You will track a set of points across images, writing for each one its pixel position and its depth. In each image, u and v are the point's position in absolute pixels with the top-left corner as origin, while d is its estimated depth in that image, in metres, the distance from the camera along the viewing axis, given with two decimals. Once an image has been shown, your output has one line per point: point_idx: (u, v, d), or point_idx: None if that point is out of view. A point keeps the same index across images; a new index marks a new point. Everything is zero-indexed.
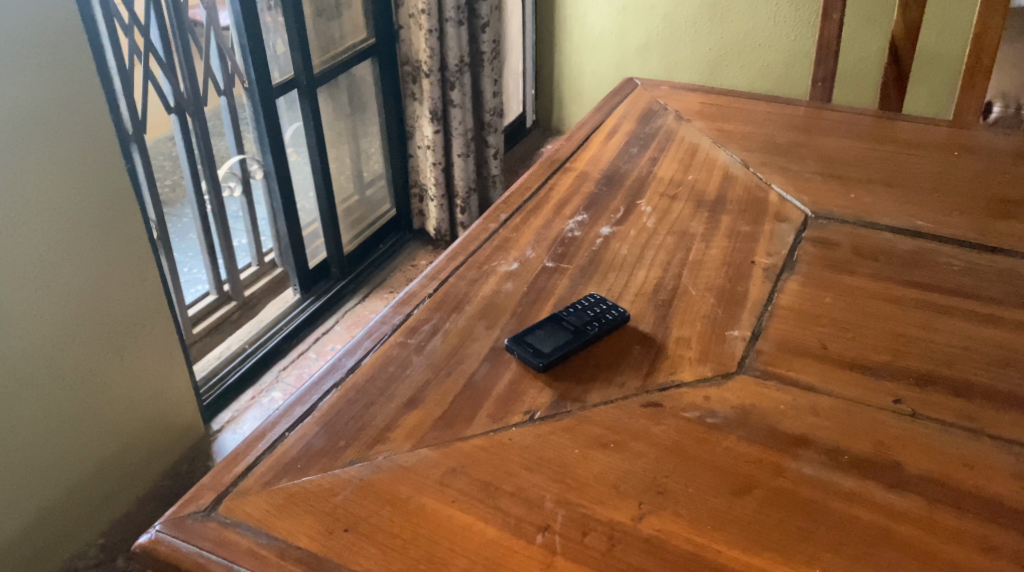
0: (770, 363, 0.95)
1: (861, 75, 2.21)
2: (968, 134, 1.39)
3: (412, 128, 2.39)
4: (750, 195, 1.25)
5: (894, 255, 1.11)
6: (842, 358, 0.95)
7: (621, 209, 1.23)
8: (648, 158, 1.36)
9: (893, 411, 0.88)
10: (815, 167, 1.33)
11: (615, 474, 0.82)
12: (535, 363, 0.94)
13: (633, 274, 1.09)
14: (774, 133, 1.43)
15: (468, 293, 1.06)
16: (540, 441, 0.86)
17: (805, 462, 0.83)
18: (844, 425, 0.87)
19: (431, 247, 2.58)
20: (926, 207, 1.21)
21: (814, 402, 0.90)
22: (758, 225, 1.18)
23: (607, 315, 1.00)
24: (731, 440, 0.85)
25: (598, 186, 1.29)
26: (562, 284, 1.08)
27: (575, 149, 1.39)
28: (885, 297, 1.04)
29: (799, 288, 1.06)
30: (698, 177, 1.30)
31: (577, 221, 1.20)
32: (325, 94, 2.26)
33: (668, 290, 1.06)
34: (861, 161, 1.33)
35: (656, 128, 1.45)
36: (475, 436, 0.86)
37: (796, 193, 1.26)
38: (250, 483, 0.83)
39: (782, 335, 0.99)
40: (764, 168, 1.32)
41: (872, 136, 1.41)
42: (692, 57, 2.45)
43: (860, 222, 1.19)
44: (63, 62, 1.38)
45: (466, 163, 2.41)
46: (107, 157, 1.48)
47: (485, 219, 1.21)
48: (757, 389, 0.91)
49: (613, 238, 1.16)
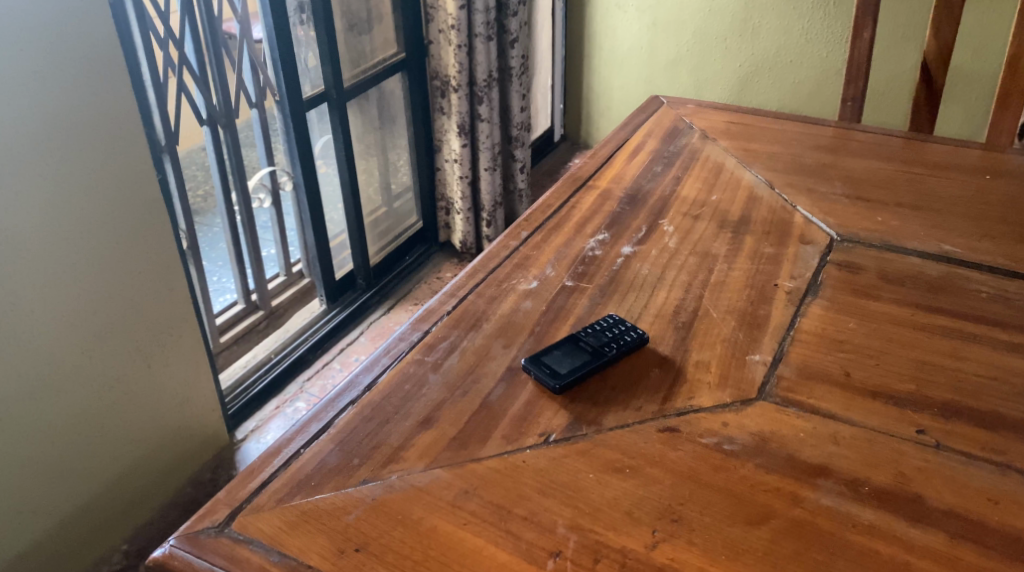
0: (791, 390, 0.93)
1: (894, 94, 2.19)
2: (1000, 157, 1.37)
3: (440, 142, 2.41)
4: (774, 216, 1.24)
5: (919, 280, 1.10)
6: (864, 386, 0.93)
7: (644, 227, 1.22)
8: (672, 176, 1.35)
9: (916, 441, 0.86)
10: (841, 188, 1.31)
11: (629, 500, 0.81)
12: (550, 384, 0.93)
13: (653, 294, 1.09)
14: (801, 154, 1.41)
15: (487, 310, 1.06)
16: (555, 464, 0.84)
17: (823, 493, 0.81)
18: (865, 456, 0.85)
19: (456, 260, 2.59)
20: (954, 231, 1.19)
21: (834, 430, 0.88)
22: (782, 247, 1.17)
23: (626, 336, 0.99)
24: (748, 468, 0.84)
25: (620, 204, 1.28)
26: (581, 303, 1.07)
27: (598, 167, 1.39)
28: (911, 324, 1.02)
29: (822, 313, 1.05)
30: (722, 197, 1.29)
31: (598, 240, 1.20)
32: (354, 107, 2.28)
33: (688, 311, 1.05)
34: (889, 183, 1.31)
35: (680, 146, 1.44)
36: (489, 457, 0.85)
37: (821, 214, 1.24)
38: (263, 499, 0.83)
39: (803, 360, 0.97)
40: (790, 189, 1.31)
41: (901, 157, 1.39)
42: (722, 74, 2.44)
43: (887, 246, 1.17)
44: (97, 70, 1.40)
45: (493, 177, 2.42)
46: (139, 165, 1.50)
47: (506, 236, 1.20)
48: (777, 416, 0.90)
49: (634, 257, 1.16)
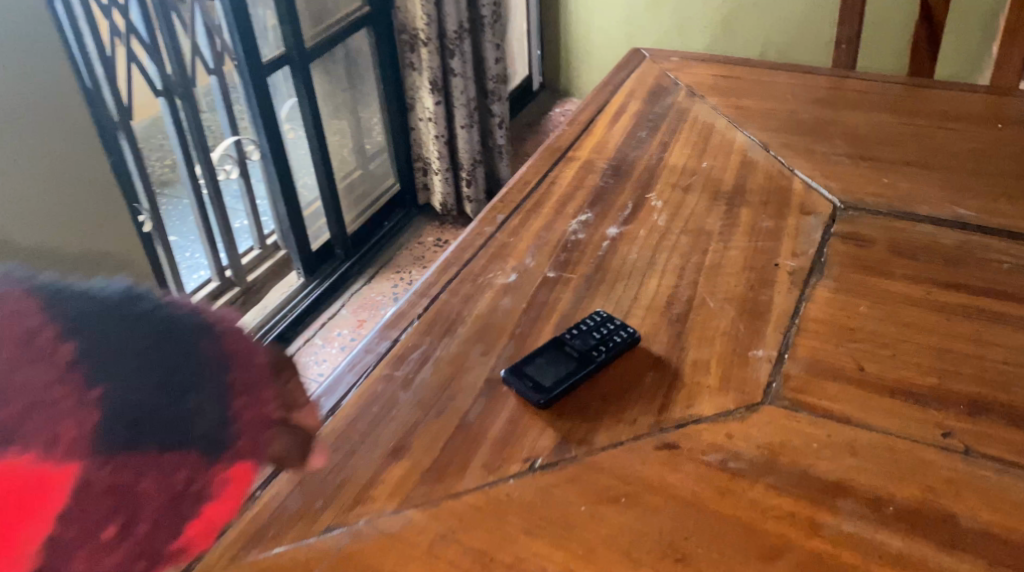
0: (800, 391, 0.84)
1: (887, 26, 2.06)
2: (1009, 102, 1.26)
3: (412, 99, 2.28)
4: (772, 183, 1.14)
5: (934, 251, 1.00)
6: (881, 383, 0.84)
7: (630, 204, 1.12)
8: (658, 142, 1.25)
9: (942, 446, 0.78)
10: (842, 147, 1.20)
11: (627, 537, 0.72)
12: (533, 399, 0.83)
13: (644, 283, 0.99)
14: (797, 109, 1.30)
15: (461, 312, 0.96)
16: (542, 495, 0.75)
17: (844, 517, 0.72)
18: (887, 467, 0.76)
19: (438, 223, 2.49)
20: (968, 191, 1.09)
21: (852, 439, 0.79)
22: (782, 219, 1.07)
23: (615, 337, 0.89)
24: (758, 490, 0.75)
25: (604, 177, 1.18)
26: (565, 297, 0.98)
27: (578, 135, 1.28)
28: (927, 304, 0.93)
29: (830, 296, 0.95)
30: (713, 163, 1.19)
31: (581, 221, 1.10)
32: (318, 69, 2.15)
33: (683, 302, 0.96)
34: (892, 138, 1.21)
35: (666, 106, 1.33)
36: (468, 491, 0.76)
37: (823, 178, 1.14)
38: (216, 556, 0.73)
39: (812, 355, 0.88)
40: (787, 150, 1.20)
41: (904, 107, 1.28)
42: (706, 13, 2.31)
43: (896, 212, 1.07)
44: (33, 50, 1.26)
45: (470, 134, 2.30)
46: (68, 105, 1.32)
47: (479, 222, 1.10)
48: (787, 424, 0.81)
49: (621, 240, 1.06)
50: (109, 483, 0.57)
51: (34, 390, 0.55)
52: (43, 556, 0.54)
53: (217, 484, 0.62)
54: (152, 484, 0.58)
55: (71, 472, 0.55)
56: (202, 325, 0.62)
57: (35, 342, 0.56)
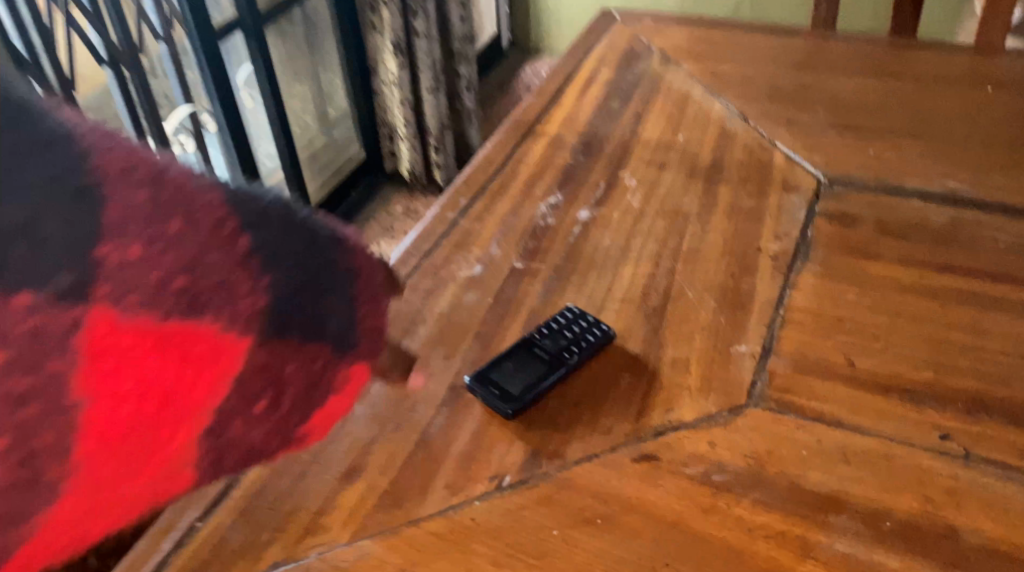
0: (787, 390, 0.79)
1: None
2: (997, 62, 1.19)
3: (375, 63, 2.18)
4: (752, 157, 1.07)
5: (924, 230, 0.94)
6: (872, 379, 0.79)
7: (602, 184, 1.05)
8: (631, 114, 1.17)
9: (940, 450, 0.72)
10: (825, 115, 1.13)
11: (603, 565, 0.66)
12: (500, 409, 0.77)
13: (618, 272, 0.92)
14: (776, 75, 1.23)
15: (422, 310, 0.89)
16: (510, 520, 0.69)
17: (837, 536, 0.67)
18: (883, 477, 0.71)
19: (407, 192, 2.39)
20: (959, 162, 1.03)
21: (843, 445, 0.73)
22: (763, 198, 1.00)
23: (587, 337, 0.83)
24: (743, 507, 0.69)
25: (574, 155, 1.11)
26: (533, 291, 0.91)
27: (546, 108, 1.20)
28: (919, 290, 0.87)
29: (815, 282, 0.89)
30: (689, 137, 1.12)
31: (549, 204, 1.03)
32: (274, 33, 2.05)
33: (660, 293, 0.89)
34: (877, 104, 1.14)
35: (638, 74, 1.26)
36: (429, 518, 0.70)
37: (805, 151, 1.07)
38: None
39: (798, 349, 0.82)
40: (767, 121, 1.13)
41: (889, 70, 1.21)
42: None
43: (883, 187, 1.00)
44: None
45: (437, 98, 2.20)
46: None
47: (441, 208, 1.03)
48: (773, 429, 0.75)
49: (592, 224, 0.99)
50: (261, 363, 0.51)
51: (220, 269, 0.47)
52: (213, 413, 0.51)
53: (338, 380, 0.56)
54: (307, 360, 0.53)
55: (246, 346, 0.50)
56: (336, 235, 0.55)
57: (220, 228, 0.47)
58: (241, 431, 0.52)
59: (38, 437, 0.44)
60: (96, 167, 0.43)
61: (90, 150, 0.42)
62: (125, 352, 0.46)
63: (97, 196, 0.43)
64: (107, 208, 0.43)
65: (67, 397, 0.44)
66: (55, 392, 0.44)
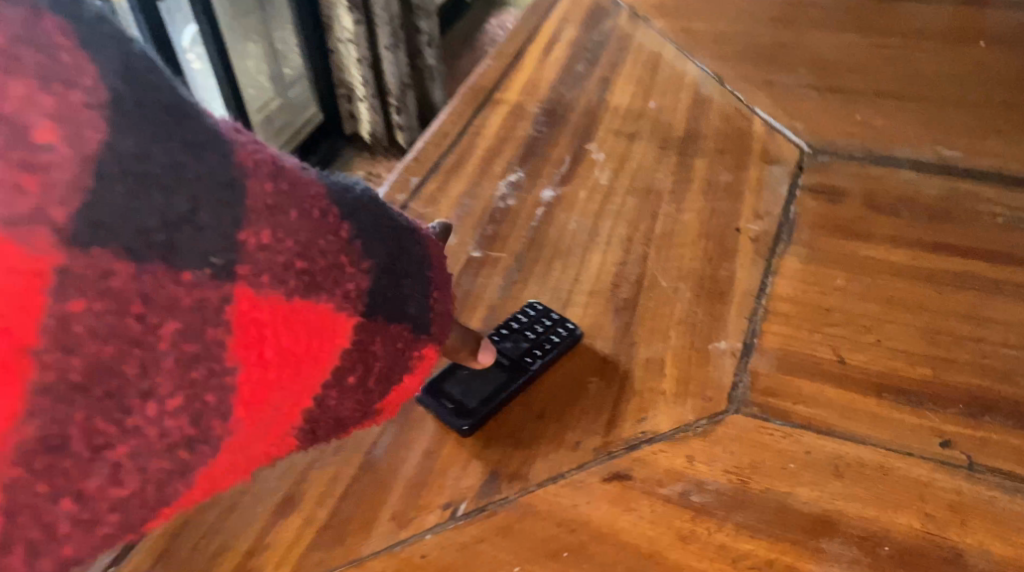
0: (772, 393, 0.71)
1: None
2: (988, 13, 1.11)
3: (327, 19, 2.01)
4: (729, 125, 0.98)
5: (917, 204, 0.86)
6: (866, 377, 0.72)
7: (568, 158, 0.96)
8: (598, 78, 1.08)
9: (941, 459, 0.66)
10: (807, 76, 1.05)
11: None
12: (455, 425, 0.69)
13: (585, 260, 0.84)
14: (754, 31, 1.14)
15: None
16: (465, 556, 0.62)
17: (829, 564, 0.61)
18: (878, 493, 0.64)
19: (369, 154, 2.26)
20: (951, 127, 0.95)
21: (835, 456, 0.66)
22: (742, 171, 0.92)
23: (551, 338, 0.75)
24: (725, 533, 0.62)
25: (536, 125, 1.01)
26: (492, 285, 0.83)
27: (505, 72, 1.11)
28: (914, 273, 0.80)
29: (800, 268, 0.81)
30: (662, 103, 1.03)
31: (510, 182, 0.94)
32: None
33: (631, 283, 0.81)
34: (863, 63, 1.05)
35: (605, 32, 1.16)
36: (372, 557, 0.63)
37: (786, 117, 0.99)
38: None
39: (783, 344, 0.75)
40: (745, 83, 1.04)
41: (875, 24, 1.12)
42: None
43: (872, 156, 0.92)
44: None
45: (396, 55, 2.06)
46: None
47: (390, 190, 0.94)
48: (758, 439, 0.68)
49: (557, 205, 0.90)
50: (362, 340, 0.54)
51: (330, 253, 0.52)
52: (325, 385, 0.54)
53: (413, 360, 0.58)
54: (393, 337, 0.56)
55: (351, 320, 0.54)
56: (412, 224, 0.59)
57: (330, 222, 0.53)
58: (337, 402, 0.55)
59: (203, 395, 0.48)
60: (238, 165, 0.49)
61: (240, 152, 0.50)
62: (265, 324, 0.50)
63: (243, 189, 0.49)
64: (245, 201, 0.49)
65: (223, 358, 0.49)
66: (212, 358, 0.48)
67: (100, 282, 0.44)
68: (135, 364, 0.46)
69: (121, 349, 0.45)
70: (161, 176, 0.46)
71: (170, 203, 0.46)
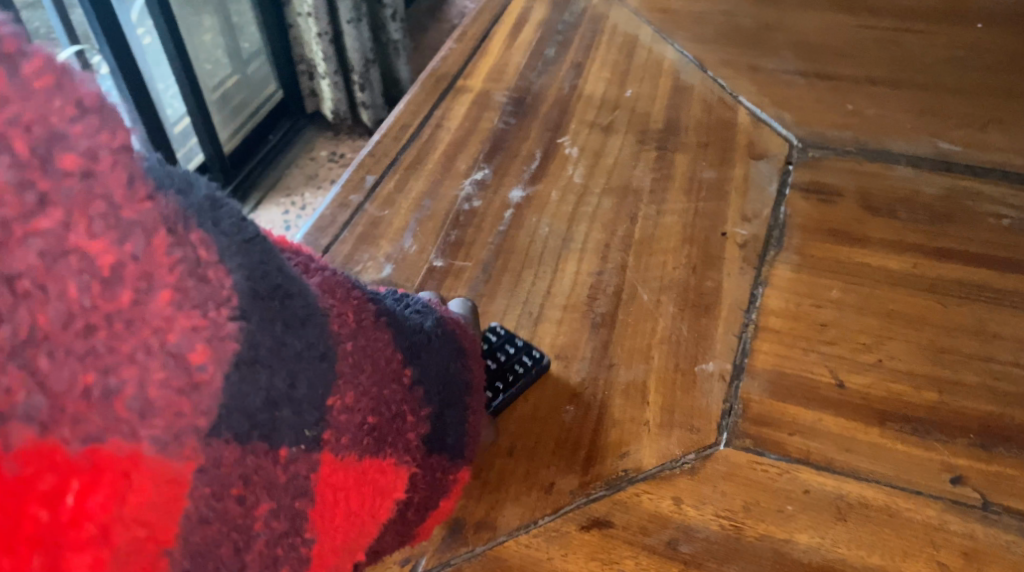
0: (765, 422, 0.65)
1: None
2: None
3: None
4: (712, 116, 0.91)
5: (917, 204, 0.80)
6: (869, 404, 0.65)
7: (538, 154, 0.88)
8: (570, 64, 1.00)
9: (952, 499, 0.60)
10: (793, 61, 0.97)
11: None
12: None
13: (558, 270, 0.77)
14: (735, 11, 1.06)
15: None
16: None
17: None
18: (884, 539, 0.58)
19: (332, 134, 2.14)
20: (949, 118, 0.88)
21: (837, 497, 0.60)
22: (727, 168, 0.85)
23: (514, 369, 0.68)
24: None
25: (503, 116, 0.93)
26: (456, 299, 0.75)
27: (469, 57, 1.02)
28: (916, 282, 0.73)
29: (792, 278, 0.75)
30: (639, 91, 0.95)
31: (475, 180, 0.86)
32: None
33: (608, 295, 0.74)
34: (852, 47, 0.98)
35: (576, 13, 1.08)
36: None
37: (773, 106, 0.91)
38: None
39: (776, 365, 0.68)
40: (727, 69, 0.97)
41: (862, 5, 1.05)
42: None
43: (866, 151, 0.86)
44: None
45: (360, 30, 1.93)
46: None
47: (343, 190, 0.85)
48: (750, 476, 0.62)
49: (527, 207, 0.83)
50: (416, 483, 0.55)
51: (393, 401, 0.52)
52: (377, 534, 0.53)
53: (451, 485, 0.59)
54: (432, 468, 0.56)
55: (408, 470, 0.53)
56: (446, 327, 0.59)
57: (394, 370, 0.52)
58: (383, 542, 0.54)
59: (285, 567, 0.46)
60: (331, 332, 0.48)
61: (331, 318, 0.49)
62: (339, 489, 0.48)
63: (335, 359, 0.48)
64: (338, 376, 0.48)
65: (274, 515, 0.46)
66: (292, 538, 0.46)
67: (211, 468, 0.43)
68: (233, 544, 0.44)
69: (220, 533, 0.43)
70: (272, 360, 0.45)
71: (273, 383, 0.45)
